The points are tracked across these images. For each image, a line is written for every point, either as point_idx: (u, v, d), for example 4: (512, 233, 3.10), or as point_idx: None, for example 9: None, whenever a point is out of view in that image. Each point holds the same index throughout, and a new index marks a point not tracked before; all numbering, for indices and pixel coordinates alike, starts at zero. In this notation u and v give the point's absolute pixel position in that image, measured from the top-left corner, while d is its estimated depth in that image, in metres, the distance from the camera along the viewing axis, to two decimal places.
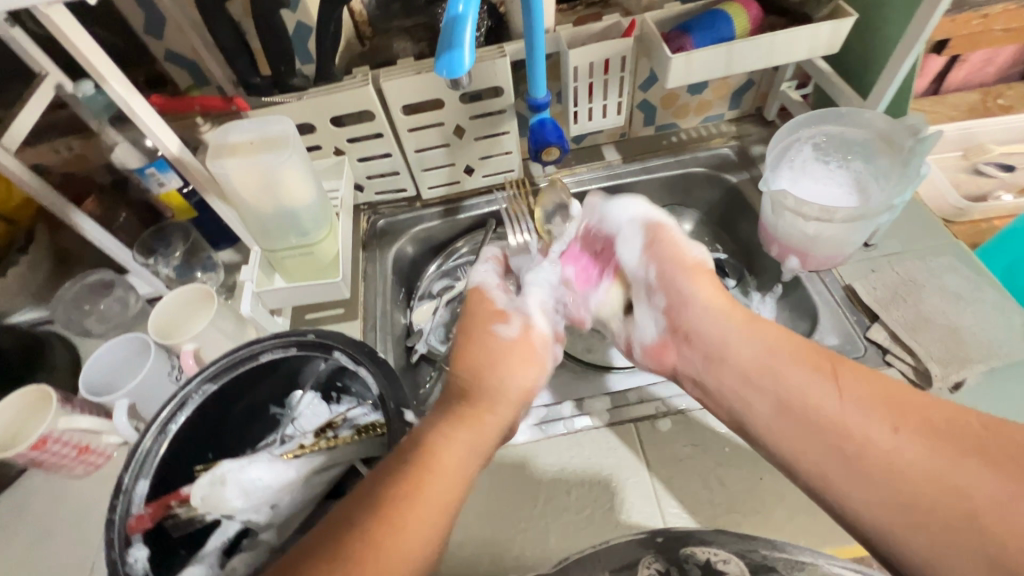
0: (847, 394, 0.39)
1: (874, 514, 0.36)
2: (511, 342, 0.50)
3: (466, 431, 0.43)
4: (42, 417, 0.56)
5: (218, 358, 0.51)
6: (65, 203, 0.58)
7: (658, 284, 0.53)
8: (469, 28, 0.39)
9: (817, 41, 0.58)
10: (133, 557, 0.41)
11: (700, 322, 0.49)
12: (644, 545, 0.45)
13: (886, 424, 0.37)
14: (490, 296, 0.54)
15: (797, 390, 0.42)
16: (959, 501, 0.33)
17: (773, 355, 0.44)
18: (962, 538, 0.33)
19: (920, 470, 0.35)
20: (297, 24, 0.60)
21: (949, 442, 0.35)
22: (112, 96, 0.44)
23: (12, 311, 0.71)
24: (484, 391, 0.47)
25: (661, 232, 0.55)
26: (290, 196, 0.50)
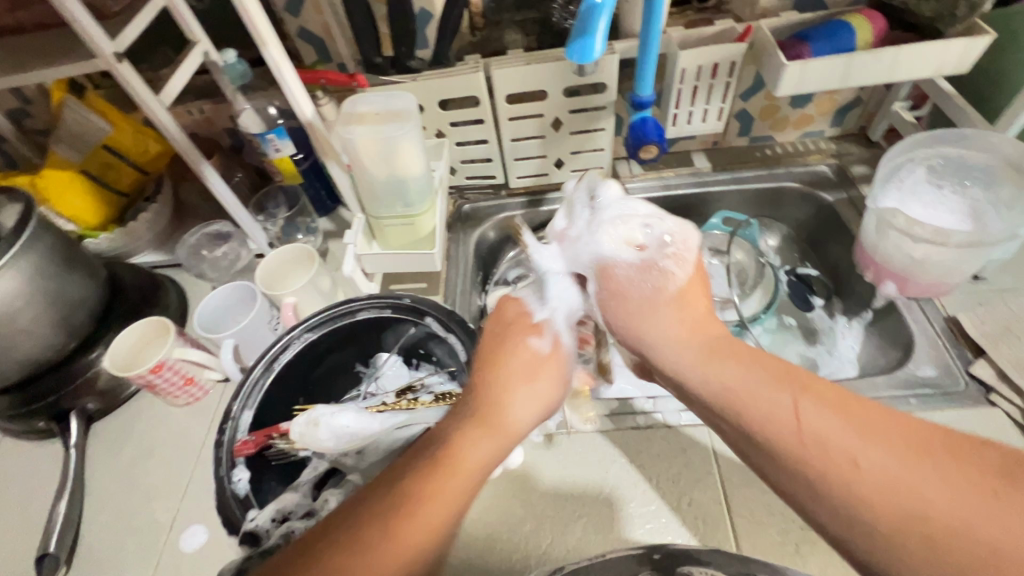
0: (810, 411, 0.34)
1: (838, 517, 0.31)
2: (539, 353, 0.45)
3: (487, 440, 0.38)
4: (157, 345, 0.62)
5: (321, 311, 0.55)
6: (200, 158, 0.64)
7: (607, 282, 0.49)
8: (604, 17, 0.41)
9: (945, 60, 0.56)
10: (237, 478, 0.46)
11: (661, 347, 0.43)
12: (640, 561, 0.41)
13: (843, 437, 0.32)
14: (524, 305, 0.49)
15: (749, 391, 0.37)
16: (920, 518, 0.29)
17: (732, 373, 0.38)
18: (952, 565, 0.28)
19: (870, 472, 0.30)
20: (420, 11, 0.64)
21: (903, 446, 0.31)
22: (267, 61, 0.49)
23: (135, 252, 0.80)
24: (507, 389, 0.42)
25: (610, 270, 0.49)
26: (404, 167, 0.54)
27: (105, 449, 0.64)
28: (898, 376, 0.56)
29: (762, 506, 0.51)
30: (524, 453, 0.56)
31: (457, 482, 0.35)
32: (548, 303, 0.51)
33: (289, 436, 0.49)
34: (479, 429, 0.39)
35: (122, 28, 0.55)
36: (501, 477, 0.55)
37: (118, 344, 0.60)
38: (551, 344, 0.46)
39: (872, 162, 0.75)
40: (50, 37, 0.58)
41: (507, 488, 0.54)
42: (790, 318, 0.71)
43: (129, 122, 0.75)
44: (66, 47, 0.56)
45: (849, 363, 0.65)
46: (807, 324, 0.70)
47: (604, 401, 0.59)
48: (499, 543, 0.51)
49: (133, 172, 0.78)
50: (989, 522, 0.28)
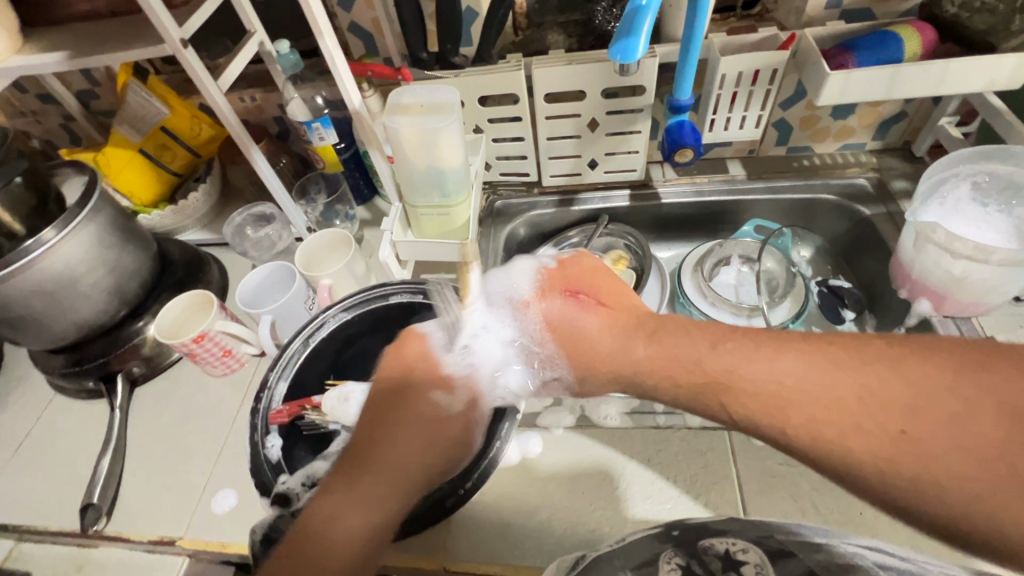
0: (771, 362, 0.36)
1: (848, 458, 0.32)
2: (450, 412, 0.45)
3: (381, 497, 0.39)
4: (201, 317, 0.66)
5: (355, 293, 0.58)
6: (249, 141, 0.67)
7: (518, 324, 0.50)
8: (648, 19, 0.41)
9: (997, 74, 0.54)
10: (269, 444, 0.50)
11: (575, 351, 0.45)
12: (660, 539, 0.40)
13: (795, 373, 0.35)
14: (433, 352, 0.48)
15: (670, 360, 0.40)
16: (892, 427, 0.31)
17: (657, 349, 0.41)
18: (893, 437, 0.31)
19: (824, 399, 0.33)
20: (467, 9, 0.66)
21: (845, 362, 0.34)
22: (322, 51, 0.52)
23: (183, 229, 0.84)
24: (383, 455, 0.40)
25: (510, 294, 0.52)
26: (443, 158, 0.55)
27: (147, 411, 0.68)
28: None
29: (781, 513, 0.51)
30: (542, 444, 0.58)
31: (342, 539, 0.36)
32: (462, 346, 0.49)
33: (319, 408, 0.51)
34: (385, 484, 0.39)
35: (188, 17, 0.58)
36: (519, 463, 0.56)
37: (165, 312, 0.64)
38: (465, 403, 0.46)
39: (914, 178, 0.74)
40: (122, 23, 0.62)
41: (525, 475, 0.56)
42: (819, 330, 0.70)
43: (185, 107, 0.80)
44: (136, 33, 0.59)
45: None
46: None
47: (624, 398, 0.59)
48: (513, 526, 0.52)
49: (185, 154, 0.83)
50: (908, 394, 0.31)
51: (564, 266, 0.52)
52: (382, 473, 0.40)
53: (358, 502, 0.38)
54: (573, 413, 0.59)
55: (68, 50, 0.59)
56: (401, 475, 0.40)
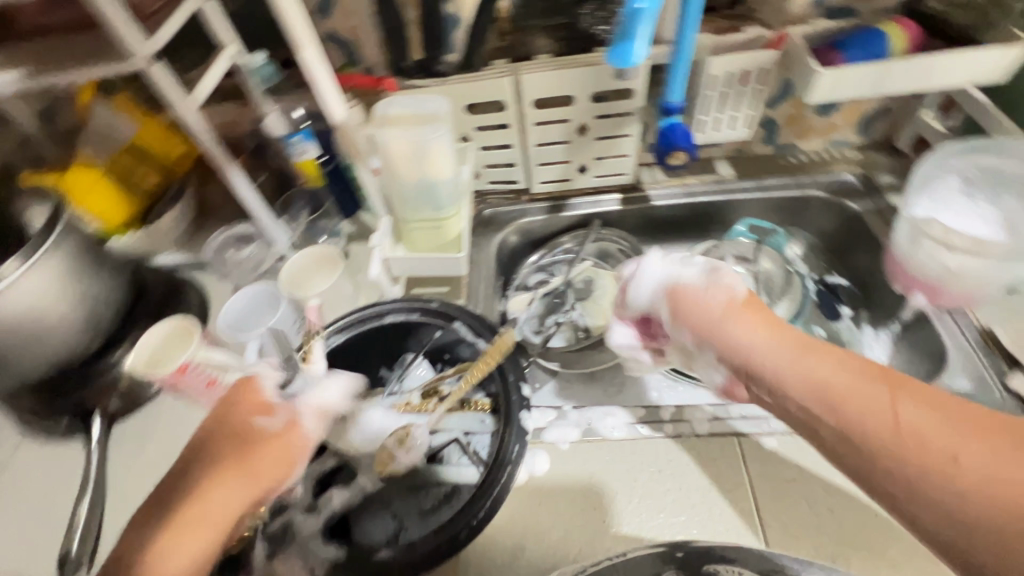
0: (908, 415, 0.36)
1: (944, 508, 0.34)
2: (265, 434, 0.45)
3: (188, 542, 0.40)
4: (180, 345, 0.62)
5: (347, 314, 0.56)
6: (225, 158, 0.64)
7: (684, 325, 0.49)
8: (646, 22, 0.40)
9: (983, 68, 0.55)
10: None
11: (748, 360, 0.44)
12: (664, 559, 0.45)
13: (943, 435, 0.35)
14: (263, 389, 0.47)
15: (809, 372, 0.41)
16: (947, 484, 0.34)
17: (794, 350, 0.42)
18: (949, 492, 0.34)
19: (923, 437, 0.35)
20: (450, 15, 0.64)
21: (1002, 442, 0.34)
22: (301, 63, 0.49)
23: (158, 251, 0.78)
24: (210, 498, 0.42)
25: (681, 288, 0.50)
26: (434, 169, 0.53)
27: (126, 449, 0.64)
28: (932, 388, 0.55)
29: (796, 518, 0.50)
30: (549, 460, 0.56)
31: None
32: (297, 388, 0.48)
33: None
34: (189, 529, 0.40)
35: (156, 29, 0.55)
36: (525, 482, 0.55)
37: (143, 342, 0.61)
38: (285, 424, 0.46)
39: (899, 172, 0.75)
40: (83, 37, 0.58)
41: (535, 493, 0.54)
42: (818, 327, 0.69)
43: (156, 123, 0.75)
44: (99, 48, 0.56)
45: None
46: (833, 333, 0.69)
47: (631, 408, 0.58)
48: (526, 549, 0.50)
49: (157, 173, 0.78)
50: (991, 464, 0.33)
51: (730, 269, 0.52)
52: (188, 518, 0.41)
53: (158, 551, 0.39)
54: (579, 427, 0.58)
55: (26, 67, 0.56)
56: (208, 522, 0.41)
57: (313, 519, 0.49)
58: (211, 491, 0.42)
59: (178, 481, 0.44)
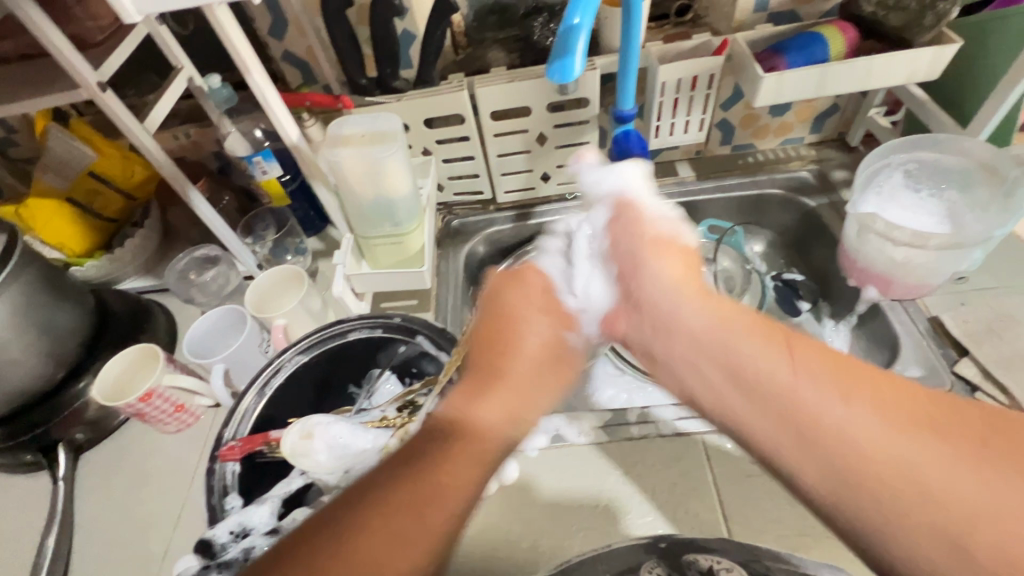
0: (804, 376, 0.35)
1: (828, 471, 0.32)
2: (540, 338, 0.50)
3: (474, 467, 0.38)
4: (147, 372, 0.62)
5: (310, 333, 0.56)
6: (185, 181, 0.63)
7: (619, 241, 0.53)
8: (583, 37, 0.41)
9: (917, 67, 0.57)
10: (229, 470, 0.48)
11: (653, 288, 0.48)
12: (646, 549, 0.46)
13: (831, 397, 0.33)
14: (546, 278, 0.54)
15: (711, 329, 0.42)
16: (848, 459, 0.32)
17: (701, 305, 0.44)
18: (855, 468, 0.31)
19: (824, 410, 0.33)
20: (403, 32, 0.65)
21: (897, 416, 0.32)
22: (251, 87, 0.50)
23: (122, 278, 0.80)
24: (508, 362, 0.47)
25: (632, 204, 0.55)
26: (390, 186, 0.54)
27: (95, 480, 0.63)
28: None
29: (759, 512, 0.51)
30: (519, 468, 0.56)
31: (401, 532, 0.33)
32: (547, 262, 0.56)
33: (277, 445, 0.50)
34: (468, 452, 0.38)
35: (105, 57, 0.55)
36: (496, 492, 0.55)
37: (106, 371, 0.59)
38: (583, 344, 0.53)
39: (851, 167, 0.77)
40: (31, 67, 0.58)
41: (505, 503, 0.54)
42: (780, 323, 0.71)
43: (115, 149, 0.75)
44: (49, 78, 0.56)
45: None
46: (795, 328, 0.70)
47: (597, 412, 0.59)
48: (497, 559, 0.51)
49: (120, 198, 0.78)
50: (907, 451, 0.30)
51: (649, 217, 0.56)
52: (463, 446, 0.39)
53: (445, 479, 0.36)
54: (547, 434, 0.58)
55: None
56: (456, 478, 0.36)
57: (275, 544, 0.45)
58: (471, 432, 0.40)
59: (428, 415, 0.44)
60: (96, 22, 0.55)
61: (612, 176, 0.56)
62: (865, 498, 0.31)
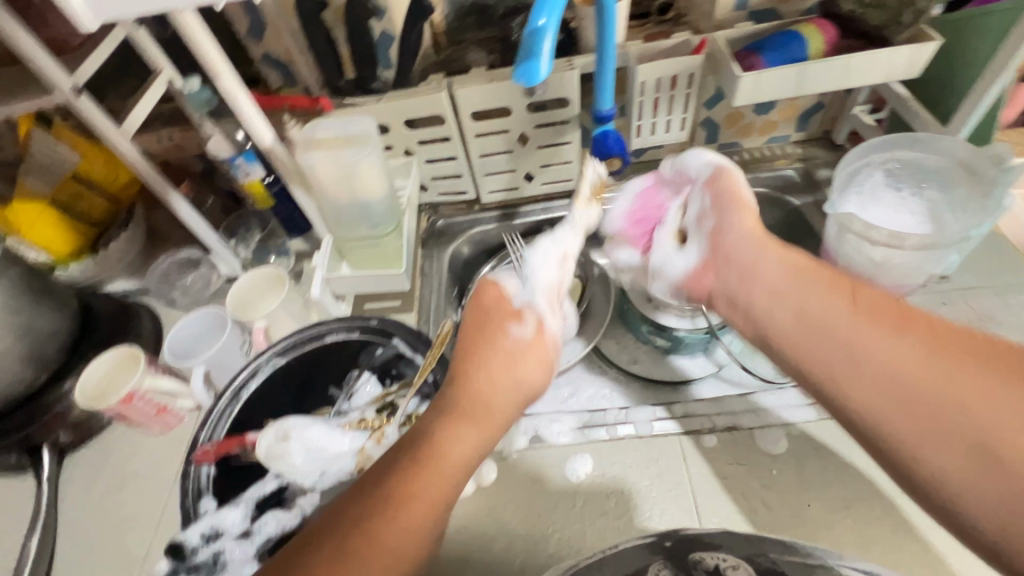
0: (860, 320, 0.41)
1: (878, 406, 0.39)
2: (519, 338, 0.49)
3: (434, 475, 0.39)
4: (129, 374, 0.62)
5: (289, 336, 0.57)
6: (166, 185, 0.64)
7: (710, 213, 0.54)
8: (548, 39, 0.41)
9: (897, 66, 0.57)
10: (203, 473, 0.49)
11: (735, 239, 0.51)
12: (651, 550, 0.46)
13: (892, 343, 0.39)
14: (506, 292, 0.53)
15: (794, 285, 0.46)
16: (930, 408, 0.36)
17: (789, 265, 0.47)
18: (931, 422, 0.36)
19: (880, 354, 0.39)
20: (382, 33, 0.65)
21: (937, 347, 0.38)
22: (221, 92, 0.50)
23: (108, 280, 0.80)
24: (478, 364, 0.48)
25: (727, 176, 0.54)
26: (365, 189, 0.54)
27: (79, 481, 0.64)
28: None
29: (733, 512, 0.51)
30: (497, 469, 0.56)
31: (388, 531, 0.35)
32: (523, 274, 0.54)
33: (251, 449, 0.50)
34: (434, 464, 0.40)
35: (81, 62, 0.55)
36: (474, 492, 0.55)
37: (87, 374, 0.60)
38: (535, 330, 0.51)
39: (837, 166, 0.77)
40: (8, 72, 0.58)
41: (482, 503, 0.55)
42: None
43: (98, 151, 0.75)
44: (25, 83, 0.56)
45: None
46: None
47: (576, 413, 0.59)
48: (472, 559, 0.51)
49: (104, 201, 0.79)
50: (988, 414, 0.35)
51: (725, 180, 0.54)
52: (430, 449, 0.40)
53: (417, 486, 0.38)
54: (526, 435, 0.58)
55: None
56: (431, 490, 0.38)
57: (246, 545, 0.46)
58: (449, 431, 0.42)
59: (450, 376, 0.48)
60: (71, 27, 0.55)
61: (704, 159, 0.56)
62: (906, 429, 0.37)
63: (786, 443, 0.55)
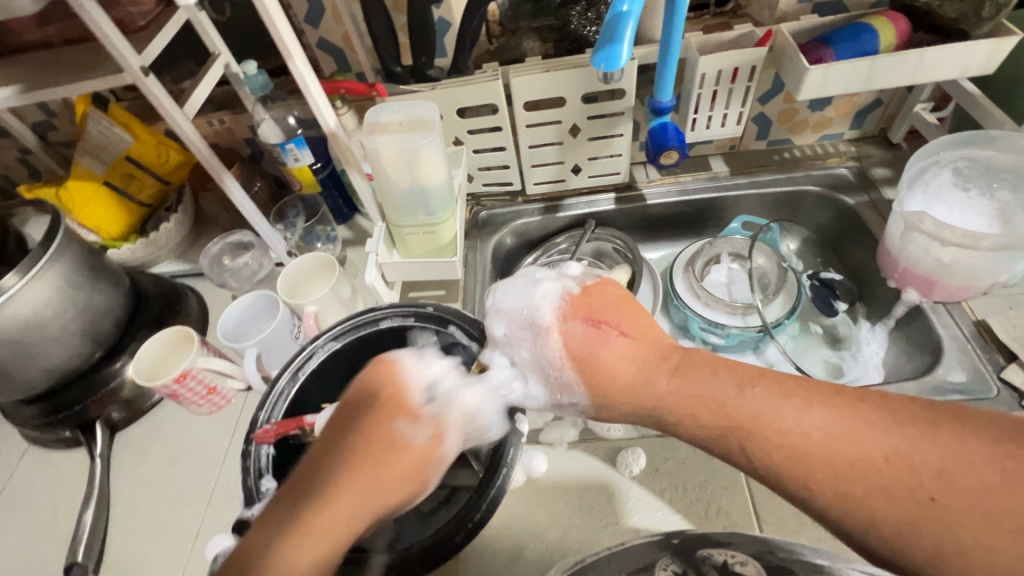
0: (785, 410, 0.35)
1: (853, 509, 0.31)
2: (407, 442, 0.41)
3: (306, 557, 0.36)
4: (182, 354, 0.63)
5: (343, 321, 0.56)
6: (222, 167, 0.64)
7: (576, 359, 0.44)
8: (630, 24, 0.40)
9: (972, 61, 0.55)
10: (264, 452, 0.49)
11: (629, 372, 0.42)
12: (660, 547, 0.45)
13: (799, 417, 0.34)
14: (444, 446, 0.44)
15: (703, 391, 0.38)
16: (860, 494, 0.31)
17: (687, 384, 0.39)
18: (864, 485, 0.31)
19: (816, 437, 0.33)
20: (439, 20, 0.65)
21: (870, 419, 0.33)
22: (292, 72, 0.50)
23: (156, 262, 0.81)
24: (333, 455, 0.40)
25: (569, 303, 0.46)
26: (425, 175, 0.54)
27: (130, 457, 0.65)
28: (927, 381, 0.56)
29: (791, 513, 0.50)
30: (548, 461, 0.56)
31: (327, 522, 0.37)
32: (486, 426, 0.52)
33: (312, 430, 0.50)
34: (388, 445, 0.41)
35: (147, 43, 0.56)
36: (525, 484, 0.55)
37: (142, 352, 0.60)
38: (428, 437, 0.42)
39: (893, 165, 0.75)
40: (76, 52, 0.58)
41: (533, 494, 0.54)
42: (814, 324, 0.71)
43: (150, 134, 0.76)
44: (91, 63, 0.56)
45: (874, 370, 0.65)
46: (830, 331, 0.70)
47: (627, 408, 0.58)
48: (524, 549, 0.51)
49: (155, 183, 0.79)
50: (925, 466, 0.30)
51: (587, 294, 0.46)
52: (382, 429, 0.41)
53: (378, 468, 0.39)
54: (576, 427, 0.58)
55: (21, 83, 0.56)
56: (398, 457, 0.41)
57: None
58: (324, 510, 0.37)
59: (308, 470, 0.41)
60: (139, 8, 0.56)
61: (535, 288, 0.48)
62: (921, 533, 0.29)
63: None
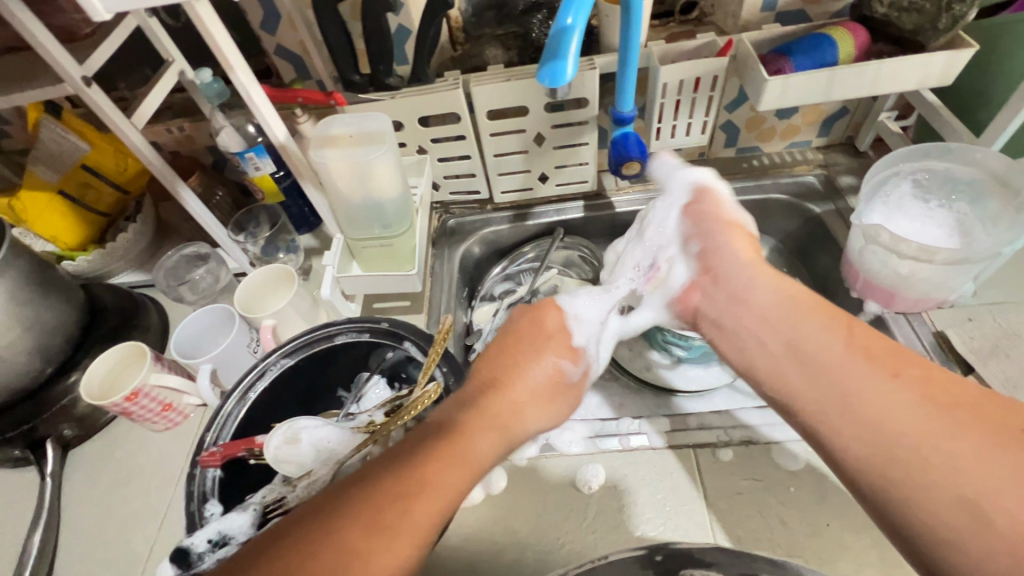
0: (854, 349, 0.41)
1: (869, 448, 0.36)
2: (569, 379, 0.52)
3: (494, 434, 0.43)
4: (134, 370, 0.61)
5: (297, 337, 0.55)
6: (176, 178, 0.62)
7: (696, 237, 0.57)
8: (575, 39, 0.40)
9: (930, 72, 0.55)
10: (209, 476, 0.47)
11: (728, 264, 0.53)
12: (641, 563, 0.44)
13: (880, 374, 0.38)
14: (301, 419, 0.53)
15: (794, 307, 0.46)
16: (880, 430, 0.36)
17: (785, 302, 0.47)
18: (865, 431, 0.37)
19: (866, 378, 0.39)
20: (398, 28, 0.63)
21: (943, 401, 0.35)
22: (235, 85, 0.49)
23: (115, 272, 0.80)
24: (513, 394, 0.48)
25: (712, 193, 0.59)
26: (380, 188, 0.53)
27: (82, 476, 0.63)
28: None
29: (747, 529, 0.50)
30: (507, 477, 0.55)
31: (466, 457, 0.39)
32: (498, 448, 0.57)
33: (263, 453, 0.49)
34: (454, 459, 0.39)
35: (91, 51, 0.54)
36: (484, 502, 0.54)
37: (93, 369, 0.59)
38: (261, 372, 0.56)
39: (859, 173, 0.75)
40: (17, 60, 0.57)
41: (492, 512, 0.54)
42: None
43: (108, 142, 0.74)
44: (32, 71, 0.54)
45: None
46: None
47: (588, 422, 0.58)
48: (478, 570, 0.50)
49: (113, 192, 0.78)
50: (961, 444, 0.33)
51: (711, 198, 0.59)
52: (453, 447, 0.39)
53: (427, 480, 0.36)
54: (537, 443, 0.58)
55: None
56: (440, 479, 0.36)
57: None
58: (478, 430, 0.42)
59: (440, 431, 0.41)
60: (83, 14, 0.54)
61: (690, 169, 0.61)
62: (895, 463, 0.35)
63: (805, 458, 0.53)
